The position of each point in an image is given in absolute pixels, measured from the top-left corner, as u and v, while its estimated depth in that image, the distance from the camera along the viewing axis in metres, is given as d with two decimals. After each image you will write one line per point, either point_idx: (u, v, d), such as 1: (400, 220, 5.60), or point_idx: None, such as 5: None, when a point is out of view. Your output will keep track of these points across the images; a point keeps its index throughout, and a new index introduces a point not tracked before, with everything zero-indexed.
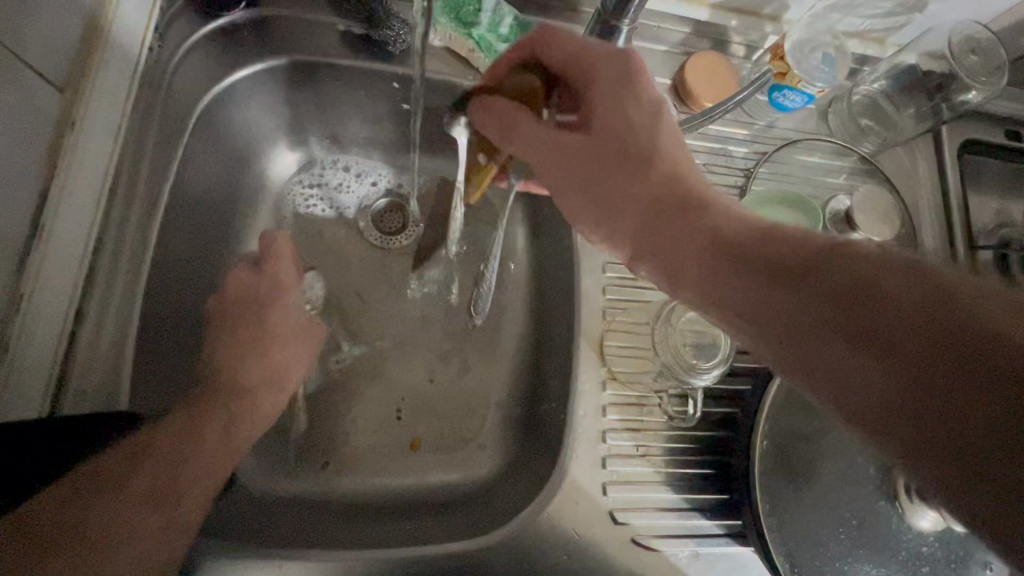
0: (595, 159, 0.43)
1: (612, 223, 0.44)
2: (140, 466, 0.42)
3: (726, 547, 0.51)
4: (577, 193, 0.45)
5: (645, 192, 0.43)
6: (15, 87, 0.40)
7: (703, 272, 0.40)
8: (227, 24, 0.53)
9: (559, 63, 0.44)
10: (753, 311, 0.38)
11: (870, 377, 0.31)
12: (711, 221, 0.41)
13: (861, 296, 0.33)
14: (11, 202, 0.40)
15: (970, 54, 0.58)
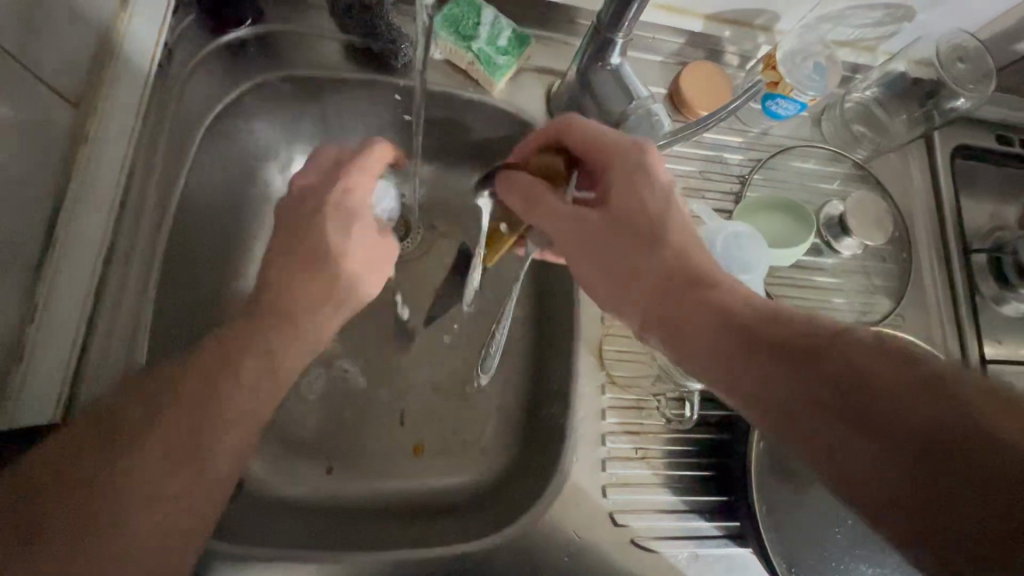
0: (604, 230, 0.43)
1: (615, 290, 0.44)
2: (163, 416, 0.38)
3: (723, 548, 0.52)
4: (584, 259, 0.44)
5: (641, 260, 0.42)
6: (32, 104, 0.41)
7: (706, 348, 0.39)
8: (234, 42, 0.55)
9: (577, 145, 0.47)
10: (757, 392, 0.36)
11: (867, 466, 0.31)
12: (704, 292, 0.41)
13: (859, 385, 0.32)
14: (27, 216, 0.41)
15: (958, 63, 0.59)
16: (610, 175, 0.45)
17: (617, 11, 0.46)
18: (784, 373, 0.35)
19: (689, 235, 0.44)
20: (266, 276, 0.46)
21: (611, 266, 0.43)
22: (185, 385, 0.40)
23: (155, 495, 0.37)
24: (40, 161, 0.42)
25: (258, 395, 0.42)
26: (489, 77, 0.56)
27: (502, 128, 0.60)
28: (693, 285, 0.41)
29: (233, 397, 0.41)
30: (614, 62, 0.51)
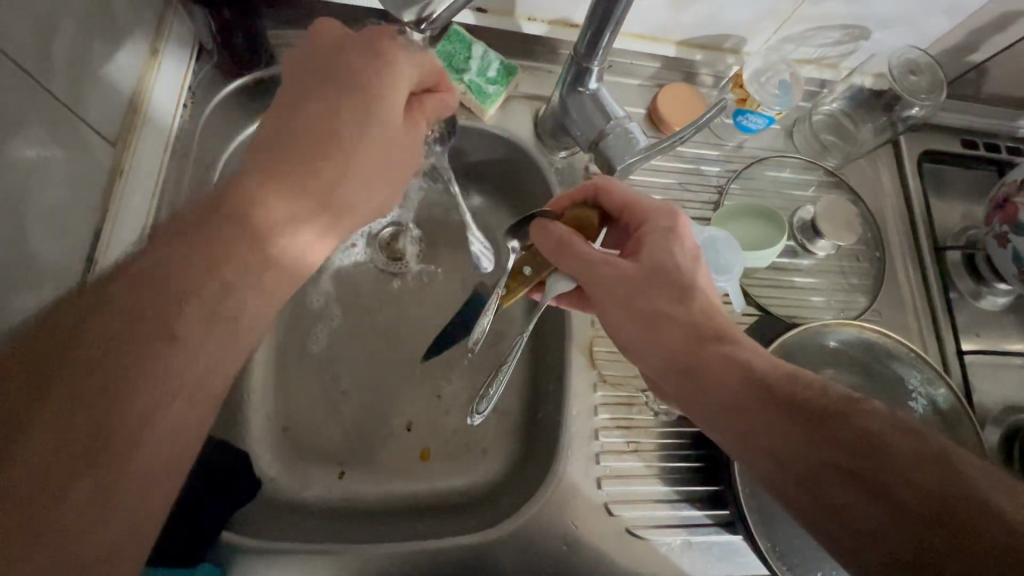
0: (641, 284, 0.45)
1: (639, 344, 0.45)
2: (48, 407, 0.30)
3: (715, 534, 0.55)
4: (618, 307, 0.45)
5: (659, 316, 0.44)
6: (78, 146, 0.46)
7: (728, 402, 0.41)
8: (249, 82, 0.61)
9: (617, 207, 0.51)
10: (774, 446, 0.38)
11: (870, 525, 0.33)
12: (723, 351, 0.42)
13: (873, 449, 0.35)
14: (71, 244, 0.47)
15: (910, 75, 0.64)
16: (644, 233, 0.48)
17: (591, 43, 0.51)
18: (799, 429, 0.38)
19: (707, 298, 0.46)
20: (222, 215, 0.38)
21: (631, 320, 0.45)
22: (103, 345, 0.32)
23: (52, 511, 0.28)
24: (83, 195, 0.47)
25: (191, 368, 0.35)
26: (479, 105, 0.62)
27: (496, 150, 0.66)
28: (710, 342, 0.43)
29: (156, 368, 0.33)
30: (592, 86, 0.56)
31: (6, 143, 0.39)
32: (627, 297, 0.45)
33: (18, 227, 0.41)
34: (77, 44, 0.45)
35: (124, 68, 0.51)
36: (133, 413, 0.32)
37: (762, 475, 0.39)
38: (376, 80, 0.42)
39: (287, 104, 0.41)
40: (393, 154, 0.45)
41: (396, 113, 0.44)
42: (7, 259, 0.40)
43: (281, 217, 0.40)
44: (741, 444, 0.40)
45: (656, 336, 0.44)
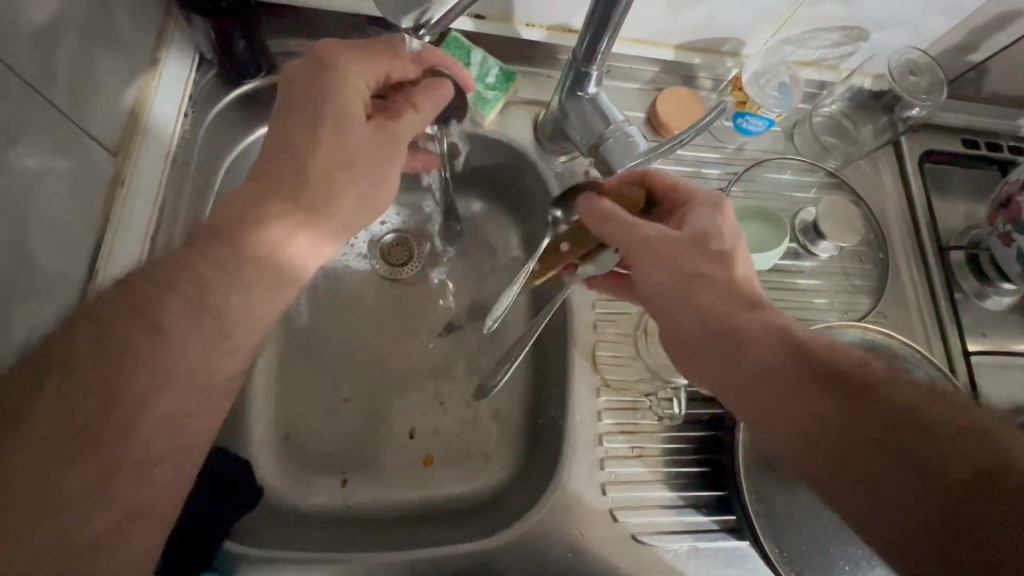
0: (680, 249, 0.45)
1: (671, 306, 0.44)
2: (59, 404, 0.33)
3: (722, 541, 0.54)
4: (657, 268, 0.44)
5: (697, 278, 0.44)
6: (79, 155, 0.46)
7: (759, 366, 0.39)
8: (250, 91, 0.61)
9: (661, 187, 0.52)
10: (805, 411, 0.37)
11: (895, 492, 0.32)
12: (757, 317, 0.41)
13: (910, 419, 0.34)
14: (75, 250, 0.47)
15: (909, 76, 0.64)
16: (688, 209, 0.48)
17: (590, 48, 0.51)
18: (837, 401, 0.36)
19: (746, 272, 0.46)
20: (228, 243, 0.41)
21: (671, 284, 0.44)
22: (103, 352, 0.35)
23: (53, 504, 0.31)
24: (84, 203, 0.48)
25: (171, 381, 0.37)
26: (479, 110, 0.62)
27: (495, 155, 0.66)
28: (746, 307, 0.42)
29: (136, 378, 0.36)
30: (591, 90, 0.56)
31: (5, 155, 0.39)
32: (668, 262, 0.44)
33: (20, 236, 0.41)
34: (78, 55, 0.45)
35: (124, 79, 0.51)
36: (116, 423, 0.34)
37: (784, 442, 0.38)
38: (320, 89, 0.44)
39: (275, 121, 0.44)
40: (373, 153, 0.46)
41: (359, 115, 0.45)
42: (8, 269, 0.40)
43: (279, 234, 0.42)
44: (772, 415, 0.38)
45: (692, 302, 0.43)
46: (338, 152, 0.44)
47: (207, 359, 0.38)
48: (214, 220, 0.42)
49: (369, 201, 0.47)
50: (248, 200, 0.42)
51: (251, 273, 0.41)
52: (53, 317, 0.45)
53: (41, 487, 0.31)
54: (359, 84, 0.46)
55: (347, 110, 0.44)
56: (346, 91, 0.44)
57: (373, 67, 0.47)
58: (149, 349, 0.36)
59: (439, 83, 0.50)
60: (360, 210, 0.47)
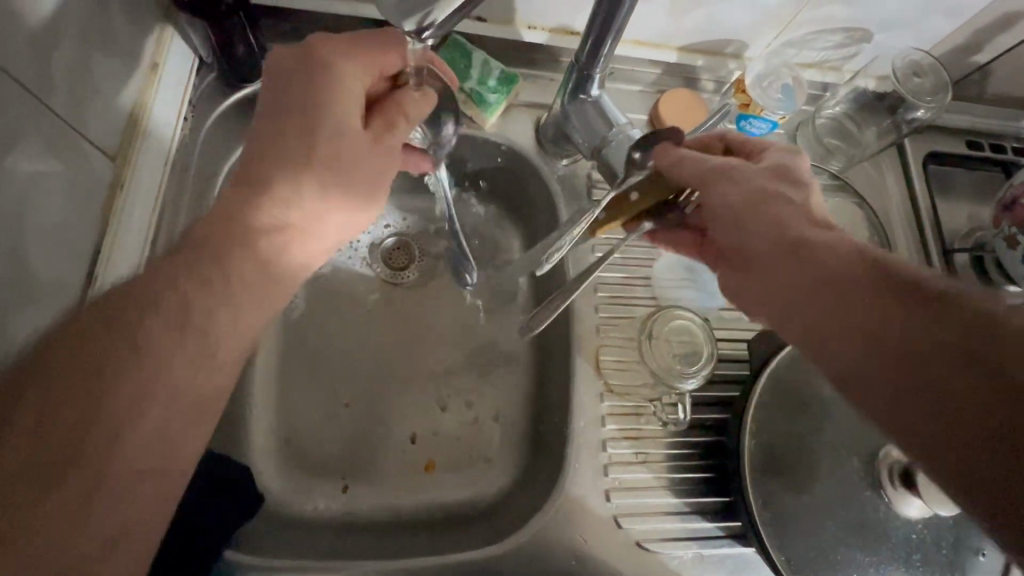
0: (755, 173, 0.43)
1: (739, 221, 0.41)
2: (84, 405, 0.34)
3: (727, 547, 0.53)
4: (731, 184, 0.42)
5: (771, 197, 0.41)
6: (77, 159, 0.46)
7: (832, 278, 0.37)
8: (250, 94, 0.61)
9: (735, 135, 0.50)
10: (876, 320, 0.34)
11: (964, 395, 0.30)
12: (832, 235, 0.39)
13: (991, 328, 0.31)
14: (73, 255, 0.46)
15: (913, 77, 0.63)
16: (764, 150, 0.46)
17: (592, 51, 0.50)
18: (917, 315, 0.33)
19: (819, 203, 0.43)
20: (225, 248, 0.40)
21: (739, 202, 0.41)
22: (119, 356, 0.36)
23: (60, 507, 0.32)
24: (83, 208, 0.47)
25: (165, 388, 0.37)
26: (480, 113, 0.62)
27: (497, 158, 0.66)
28: (819, 227, 0.40)
29: (134, 385, 0.36)
30: (594, 93, 0.56)
31: (4, 159, 0.39)
32: (739, 181, 0.42)
33: (17, 241, 0.41)
34: (77, 59, 0.45)
35: (124, 82, 0.51)
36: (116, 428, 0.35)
37: (846, 352, 0.35)
38: (311, 92, 0.43)
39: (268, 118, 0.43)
40: (373, 157, 0.46)
41: (354, 119, 0.44)
42: (7, 274, 0.40)
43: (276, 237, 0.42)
44: (836, 332, 0.36)
45: (764, 216, 0.40)
46: (335, 157, 0.43)
47: (202, 366, 0.39)
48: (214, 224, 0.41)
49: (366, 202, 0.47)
50: (245, 201, 0.42)
51: (249, 280, 0.41)
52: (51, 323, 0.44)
53: (43, 490, 0.31)
54: (360, 88, 0.45)
55: (341, 113, 0.43)
56: (336, 96, 0.43)
57: (365, 65, 0.45)
58: (147, 355, 0.36)
59: (426, 90, 0.47)
60: (357, 213, 0.47)
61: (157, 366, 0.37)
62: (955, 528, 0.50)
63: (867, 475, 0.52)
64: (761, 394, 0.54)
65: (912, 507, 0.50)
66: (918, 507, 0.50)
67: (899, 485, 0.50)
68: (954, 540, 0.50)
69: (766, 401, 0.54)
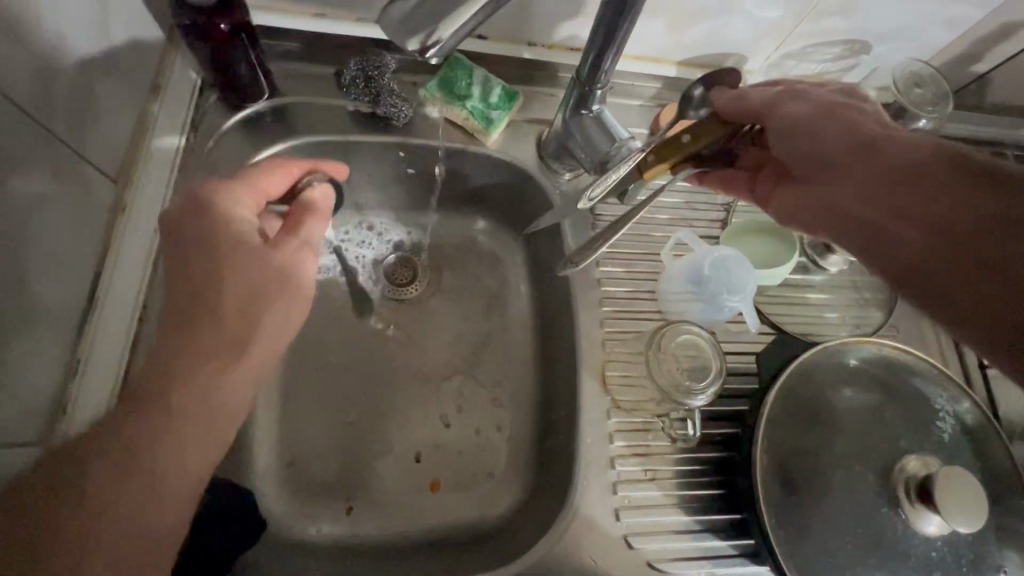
0: (821, 94, 0.43)
1: (809, 138, 0.42)
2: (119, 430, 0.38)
3: (741, 567, 0.52)
4: (799, 106, 0.43)
5: (838, 112, 0.42)
6: (78, 182, 0.46)
7: (901, 179, 0.38)
8: (252, 113, 0.60)
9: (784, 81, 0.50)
10: (946, 217, 0.37)
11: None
12: (901, 140, 0.40)
13: None
14: (75, 279, 0.46)
15: (913, 88, 0.63)
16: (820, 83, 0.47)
17: (593, 67, 0.51)
18: (989, 208, 0.36)
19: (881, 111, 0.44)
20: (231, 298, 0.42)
21: (812, 116, 0.42)
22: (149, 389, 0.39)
23: (74, 516, 0.34)
24: (85, 231, 0.47)
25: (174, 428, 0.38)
26: (483, 130, 0.61)
27: (498, 175, 0.66)
28: (888, 133, 0.41)
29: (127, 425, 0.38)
30: (595, 108, 0.56)
31: (5, 183, 0.39)
32: (806, 99, 0.43)
33: (17, 265, 0.40)
34: (77, 83, 0.45)
35: (125, 105, 0.51)
36: (118, 461, 0.37)
37: (912, 249, 0.38)
38: (213, 211, 0.45)
39: (198, 221, 0.44)
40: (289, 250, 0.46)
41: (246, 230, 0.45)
42: (6, 300, 0.39)
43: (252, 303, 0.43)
44: (906, 228, 0.38)
45: (835, 130, 0.41)
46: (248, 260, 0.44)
47: (206, 395, 0.40)
48: (210, 270, 0.43)
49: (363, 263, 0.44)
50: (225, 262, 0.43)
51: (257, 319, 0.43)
52: (51, 347, 0.44)
53: (51, 520, 0.34)
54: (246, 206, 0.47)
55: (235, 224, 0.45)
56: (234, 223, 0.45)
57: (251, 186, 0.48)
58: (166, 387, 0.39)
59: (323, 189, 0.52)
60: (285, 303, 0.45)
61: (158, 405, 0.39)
62: (976, 545, 0.49)
63: (881, 490, 0.51)
64: (771, 409, 0.53)
65: (930, 524, 0.48)
66: (937, 523, 0.49)
67: (917, 501, 0.49)
68: (974, 556, 0.48)
69: (776, 416, 0.53)
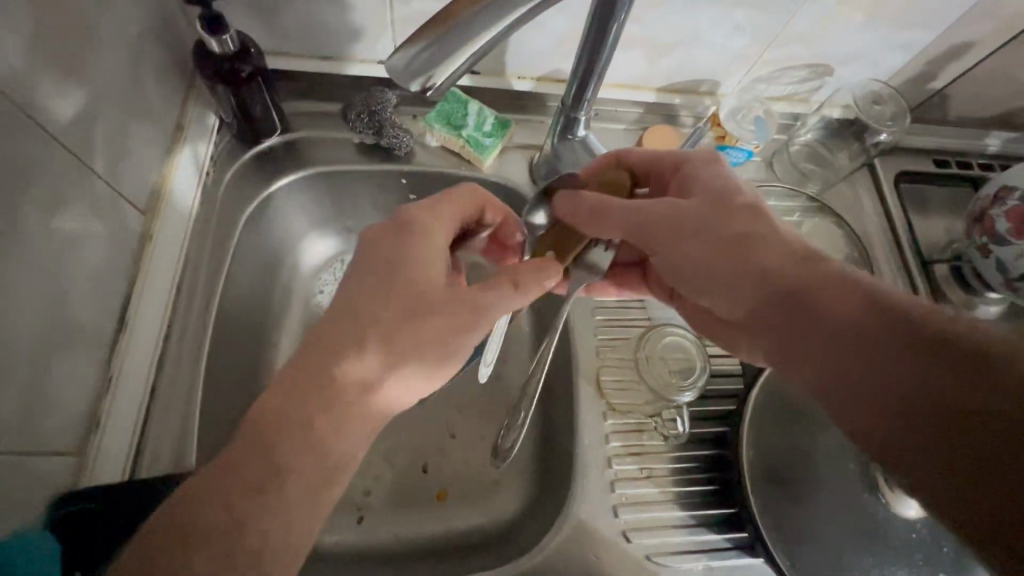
0: (689, 210, 0.47)
1: (686, 257, 0.47)
2: (252, 454, 0.39)
3: (736, 558, 0.54)
4: (665, 226, 0.47)
5: (702, 231, 0.46)
6: (113, 216, 0.51)
7: (767, 300, 0.43)
8: (267, 148, 0.66)
9: (646, 160, 0.54)
10: (805, 337, 0.40)
11: (874, 407, 0.35)
12: (764, 257, 0.43)
13: (903, 338, 0.35)
14: (109, 302, 0.50)
15: (873, 105, 0.69)
16: (687, 173, 0.51)
17: (577, 96, 0.56)
18: (842, 326, 0.38)
19: (754, 212, 0.46)
20: (403, 337, 0.45)
21: (688, 235, 0.46)
22: (295, 410, 0.41)
23: (218, 531, 0.37)
24: (118, 259, 0.51)
25: (305, 457, 0.41)
26: (478, 156, 0.66)
27: (494, 197, 0.70)
28: (752, 249, 0.44)
29: (252, 454, 0.39)
30: (580, 134, 0.61)
31: (54, 218, 0.43)
32: (691, 228, 0.46)
33: (61, 293, 0.44)
34: (114, 126, 0.50)
35: (154, 146, 0.56)
36: (251, 479, 0.39)
37: (787, 362, 0.42)
38: (415, 245, 0.49)
39: (397, 242, 0.49)
40: (465, 305, 0.47)
41: (437, 275, 0.49)
42: (52, 323, 0.43)
43: (426, 341, 0.46)
44: (779, 342, 0.42)
45: (702, 249, 0.46)
46: (434, 316, 0.46)
47: (343, 419, 0.42)
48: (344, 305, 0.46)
49: (371, 279, 0.47)
50: (377, 290, 0.46)
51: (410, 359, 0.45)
52: (88, 364, 0.48)
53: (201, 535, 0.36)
54: (441, 244, 0.51)
55: (432, 268, 0.49)
56: (427, 250, 0.49)
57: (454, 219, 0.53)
58: (300, 414, 0.41)
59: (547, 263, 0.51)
60: (443, 357, 0.47)
61: (292, 434, 0.40)
62: None
63: (863, 476, 0.54)
64: (757, 404, 0.57)
65: (909, 507, 0.51)
66: (916, 506, 0.52)
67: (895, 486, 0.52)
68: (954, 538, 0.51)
69: (762, 410, 0.56)
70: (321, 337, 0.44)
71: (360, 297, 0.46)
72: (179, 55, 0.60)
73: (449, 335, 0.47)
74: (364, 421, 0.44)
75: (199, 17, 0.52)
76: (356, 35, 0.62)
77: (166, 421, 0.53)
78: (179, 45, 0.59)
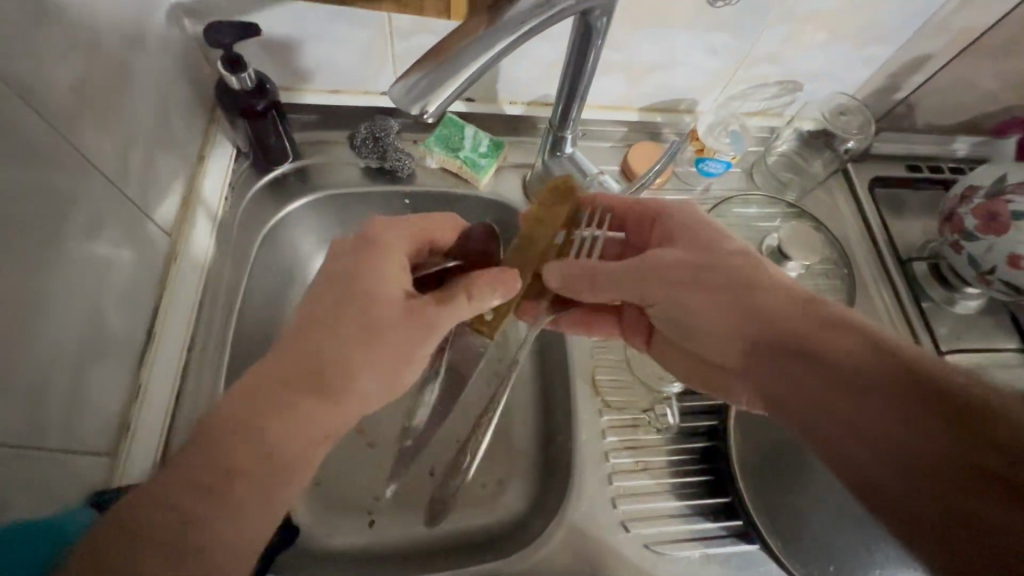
0: (685, 261, 0.51)
1: (687, 304, 0.51)
2: (217, 453, 0.41)
3: (733, 545, 0.56)
4: (662, 279, 0.52)
5: (700, 282, 0.50)
6: (143, 239, 0.56)
7: (763, 345, 0.47)
8: (279, 175, 0.71)
9: (627, 204, 0.60)
10: (799, 381, 0.44)
11: (865, 451, 0.39)
12: (762, 305, 0.47)
13: (890, 386, 0.39)
14: (139, 317, 0.55)
15: (841, 116, 0.74)
16: (672, 221, 0.56)
17: (563, 115, 0.61)
18: (836, 371, 0.42)
19: (745, 260, 0.51)
20: (386, 339, 0.50)
21: (686, 286, 0.51)
22: (276, 411, 0.44)
23: (170, 527, 0.38)
24: (147, 278, 0.56)
25: (287, 451, 0.44)
26: (474, 175, 0.72)
27: (491, 213, 0.75)
28: (750, 298, 0.48)
29: (231, 451, 0.42)
30: (568, 150, 0.66)
31: (94, 240, 0.48)
32: (688, 279, 0.51)
33: (99, 307, 0.49)
34: (145, 158, 0.55)
35: (178, 175, 0.62)
36: (220, 477, 0.41)
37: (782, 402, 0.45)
38: (375, 255, 0.53)
39: (361, 253, 0.53)
40: (413, 324, 0.51)
41: (386, 287, 0.52)
42: (90, 334, 0.48)
43: (402, 348, 0.51)
44: (774, 384, 0.46)
45: (701, 299, 0.50)
46: (378, 332, 0.50)
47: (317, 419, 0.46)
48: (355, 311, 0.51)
49: (340, 286, 0.51)
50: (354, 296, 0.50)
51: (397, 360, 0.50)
52: (119, 373, 0.52)
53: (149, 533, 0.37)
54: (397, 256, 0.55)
55: (385, 280, 0.52)
56: (384, 259, 0.53)
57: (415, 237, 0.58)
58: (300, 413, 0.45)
59: (500, 278, 0.54)
60: (400, 361, 0.51)
61: (278, 434, 0.44)
62: None
63: None
64: None
65: None
66: None
67: None
68: None
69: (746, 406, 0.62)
70: (332, 338, 0.48)
71: (360, 301, 0.50)
72: (200, 93, 0.66)
73: (403, 346, 0.51)
74: (322, 433, 0.47)
75: (221, 59, 0.58)
76: (360, 69, 0.68)
77: (188, 427, 0.57)
78: (200, 84, 0.66)
